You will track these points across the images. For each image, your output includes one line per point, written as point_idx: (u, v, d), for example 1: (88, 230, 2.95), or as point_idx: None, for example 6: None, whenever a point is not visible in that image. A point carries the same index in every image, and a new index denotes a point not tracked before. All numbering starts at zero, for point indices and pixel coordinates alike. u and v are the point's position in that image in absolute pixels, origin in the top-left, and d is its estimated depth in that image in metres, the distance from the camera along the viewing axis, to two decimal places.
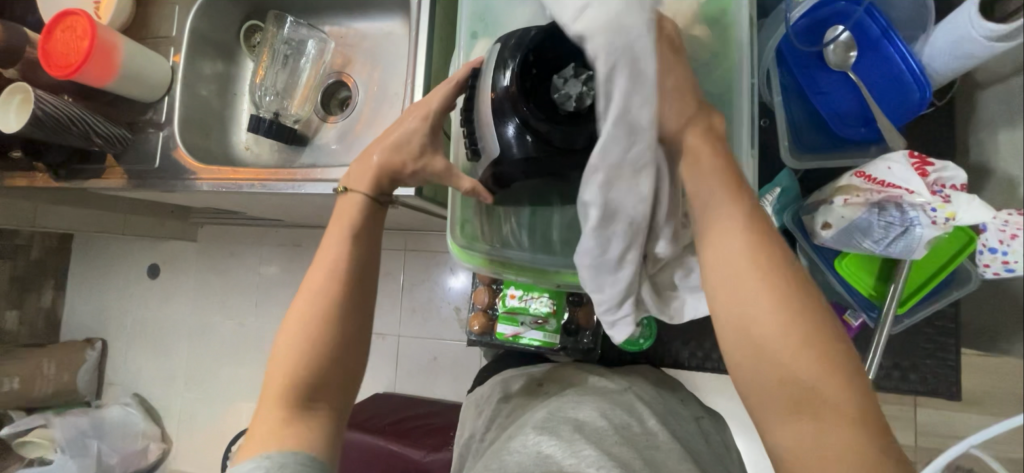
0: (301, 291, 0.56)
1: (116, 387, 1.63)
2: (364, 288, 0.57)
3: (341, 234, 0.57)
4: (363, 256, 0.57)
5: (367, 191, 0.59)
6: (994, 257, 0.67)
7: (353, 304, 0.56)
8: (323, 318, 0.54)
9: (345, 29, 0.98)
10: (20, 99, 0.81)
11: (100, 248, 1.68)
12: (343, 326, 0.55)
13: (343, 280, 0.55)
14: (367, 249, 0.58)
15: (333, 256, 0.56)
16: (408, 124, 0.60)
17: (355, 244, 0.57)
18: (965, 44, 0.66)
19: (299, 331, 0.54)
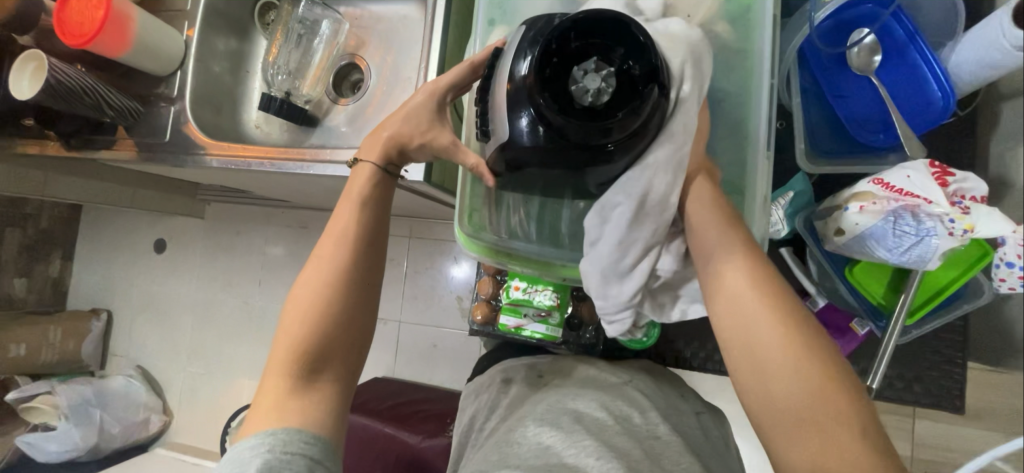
0: (311, 261, 0.56)
1: (120, 359, 1.66)
2: (372, 262, 0.57)
3: (353, 205, 0.57)
4: (372, 231, 0.57)
5: (378, 161, 0.59)
6: (1011, 272, 0.63)
7: (360, 277, 0.56)
8: (330, 289, 0.54)
9: (360, 11, 0.97)
10: (34, 66, 0.81)
11: (107, 221, 1.69)
12: (349, 298, 0.55)
13: (352, 252, 0.55)
14: (377, 222, 0.58)
15: (343, 226, 0.56)
16: (416, 100, 0.60)
17: (366, 217, 0.57)
18: (993, 52, 0.64)
19: (305, 301, 0.54)
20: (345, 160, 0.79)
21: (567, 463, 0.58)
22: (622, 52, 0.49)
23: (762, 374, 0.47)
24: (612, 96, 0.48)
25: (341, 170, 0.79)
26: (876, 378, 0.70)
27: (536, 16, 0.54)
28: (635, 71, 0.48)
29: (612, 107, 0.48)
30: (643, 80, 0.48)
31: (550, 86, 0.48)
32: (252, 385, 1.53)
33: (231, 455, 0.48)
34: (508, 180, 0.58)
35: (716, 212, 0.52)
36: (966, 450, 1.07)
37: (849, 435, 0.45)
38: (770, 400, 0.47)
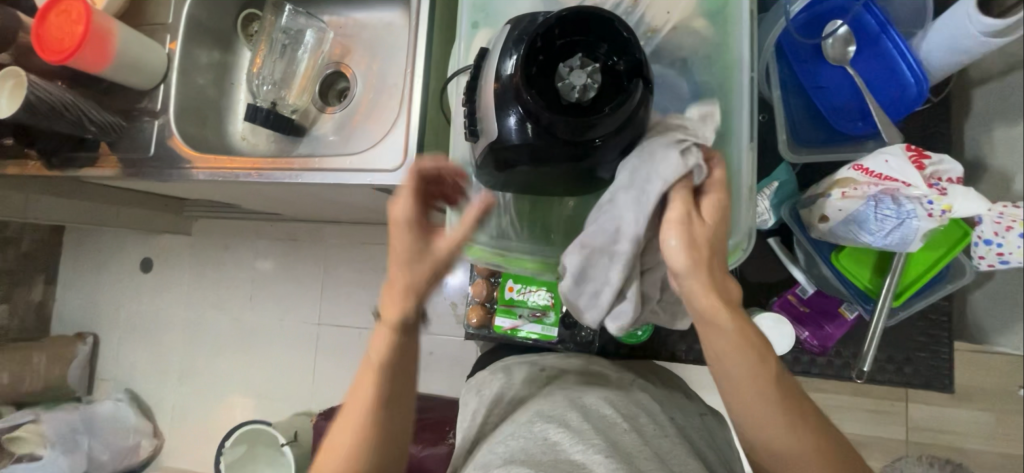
0: (343, 412, 0.56)
1: (108, 382, 1.62)
2: (400, 411, 0.56)
3: (378, 361, 0.55)
4: (399, 357, 0.56)
5: (390, 309, 0.55)
6: (990, 248, 0.72)
7: (394, 404, 0.55)
8: (360, 446, 0.54)
9: (344, 19, 0.97)
10: (12, 84, 0.80)
11: (91, 242, 1.66)
12: (387, 432, 0.55)
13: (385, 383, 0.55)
14: (402, 351, 0.56)
15: (370, 385, 0.55)
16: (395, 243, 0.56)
17: (394, 347, 0.55)
18: (962, 39, 0.67)
19: (347, 439, 0.55)
20: (333, 167, 0.79)
21: (574, 461, 0.58)
22: (606, 48, 0.50)
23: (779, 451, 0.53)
24: (598, 92, 0.49)
25: (330, 177, 0.79)
26: (868, 358, 0.71)
27: (522, 14, 0.55)
28: (620, 66, 0.49)
29: (599, 102, 0.49)
30: (628, 76, 0.49)
31: (535, 84, 0.48)
32: (245, 402, 1.50)
33: None
34: (498, 178, 0.58)
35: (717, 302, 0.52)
36: (958, 431, 1.09)
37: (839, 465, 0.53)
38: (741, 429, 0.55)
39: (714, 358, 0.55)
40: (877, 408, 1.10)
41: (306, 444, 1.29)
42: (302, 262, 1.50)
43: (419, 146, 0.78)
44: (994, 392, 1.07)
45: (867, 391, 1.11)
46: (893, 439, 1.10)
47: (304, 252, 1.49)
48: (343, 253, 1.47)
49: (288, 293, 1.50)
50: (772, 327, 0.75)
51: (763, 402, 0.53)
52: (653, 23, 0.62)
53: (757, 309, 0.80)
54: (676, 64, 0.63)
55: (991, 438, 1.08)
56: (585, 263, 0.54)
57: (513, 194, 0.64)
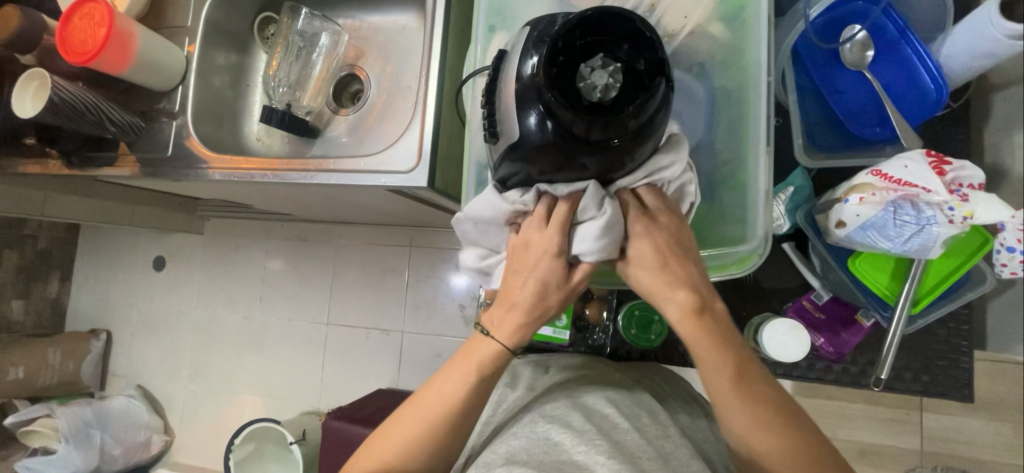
0: (425, 392, 0.62)
1: (120, 378, 1.64)
2: (465, 420, 0.61)
3: (467, 374, 0.61)
4: (497, 367, 0.62)
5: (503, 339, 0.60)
6: (1012, 255, 0.69)
7: (471, 409, 0.61)
8: (427, 433, 0.60)
9: (358, 22, 0.98)
10: (36, 85, 0.82)
11: (107, 240, 1.69)
12: (456, 426, 0.60)
13: (480, 383, 0.61)
14: (494, 369, 0.61)
15: (454, 389, 0.60)
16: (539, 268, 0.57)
17: (494, 358, 0.61)
18: (984, 44, 0.66)
19: (427, 415, 0.60)
20: (348, 169, 0.80)
21: (576, 461, 0.57)
22: (627, 48, 0.50)
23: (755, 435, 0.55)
24: (619, 91, 0.49)
25: (344, 180, 0.79)
26: (886, 366, 0.71)
27: (540, 16, 0.55)
28: (641, 65, 0.50)
29: (620, 102, 0.49)
30: (649, 75, 0.49)
31: (557, 83, 0.48)
32: (254, 401, 1.51)
33: None
34: (515, 175, 0.56)
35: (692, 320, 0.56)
36: (975, 442, 1.07)
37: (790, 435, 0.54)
38: (751, 453, 0.56)
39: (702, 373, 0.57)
40: (890, 416, 1.09)
41: (313, 443, 1.29)
42: (311, 262, 1.51)
43: (434, 147, 0.78)
44: (1012, 403, 1.05)
45: (881, 399, 1.09)
46: (906, 448, 1.09)
47: (314, 252, 1.50)
48: (352, 254, 1.48)
49: (298, 293, 1.51)
50: (787, 333, 0.74)
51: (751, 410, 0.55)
52: (670, 28, 0.62)
53: (770, 314, 0.79)
54: (693, 69, 0.63)
55: (1010, 450, 1.06)
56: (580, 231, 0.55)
57: None
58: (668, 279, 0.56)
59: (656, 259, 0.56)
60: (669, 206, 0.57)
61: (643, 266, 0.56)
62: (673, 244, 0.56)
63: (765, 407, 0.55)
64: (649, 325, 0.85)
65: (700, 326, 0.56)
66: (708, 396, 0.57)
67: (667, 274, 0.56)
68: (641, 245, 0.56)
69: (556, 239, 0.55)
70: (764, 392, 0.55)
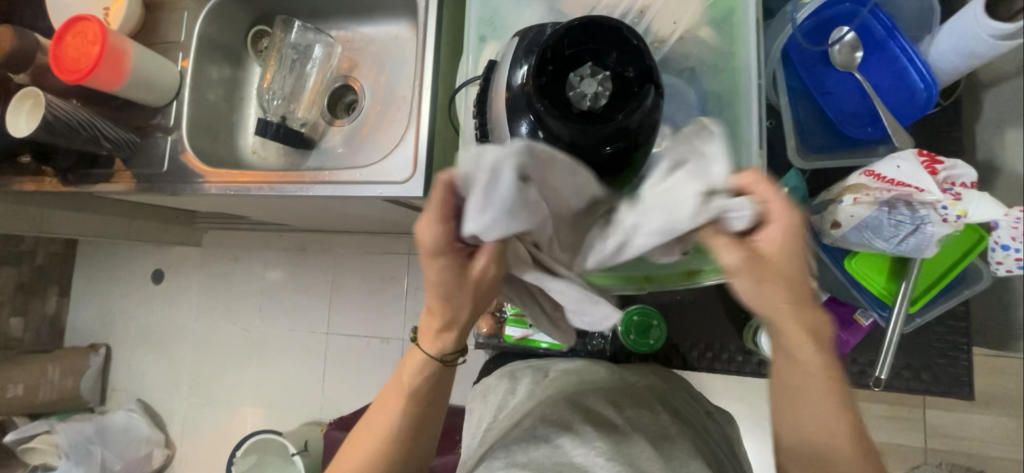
0: (366, 418, 0.56)
1: (120, 393, 1.63)
2: (416, 438, 0.55)
3: (401, 392, 0.54)
4: (437, 382, 0.55)
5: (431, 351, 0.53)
6: (1008, 254, 0.69)
7: (419, 430, 0.55)
8: (373, 463, 0.54)
9: (351, 33, 0.99)
10: (30, 103, 0.82)
11: (104, 254, 1.68)
12: (404, 447, 0.55)
13: (422, 403, 0.55)
14: (436, 385, 0.55)
15: (391, 411, 0.54)
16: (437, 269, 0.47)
17: (426, 373, 0.53)
18: (971, 45, 0.67)
19: (370, 443, 0.55)
20: (343, 180, 0.80)
21: (575, 463, 0.57)
22: (616, 56, 0.51)
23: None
24: (609, 99, 0.50)
25: (339, 191, 0.79)
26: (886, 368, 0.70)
27: (529, 26, 0.56)
28: (630, 73, 0.50)
29: (610, 110, 0.50)
30: (638, 82, 0.50)
31: (547, 92, 0.49)
32: (255, 412, 1.51)
33: None
34: None
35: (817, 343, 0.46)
36: (977, 437, 1.07)
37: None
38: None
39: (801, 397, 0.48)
40: (891, 413, 1.09)
41: (315, 453, 1.29)
42: (310, 272, 1.51)
43: (429, 157, 0.78)
44: (1014, 398, 1.05)
45: (882, 397, 1.09)
46: (909, 446, 1.08)
47: (313, 262, 1.50)
48: (351, 262, 1.48)
49: (298, 303, 1.51)
50: None
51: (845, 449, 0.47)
52: (660, 34, 0.63)
53: None
54: (683, 74, 0.63)
55: (1013, 445, 1.06)
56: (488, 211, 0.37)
57: None
58: (790, 291, 0.45)
59: (783, 268, 0.44)
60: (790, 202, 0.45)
61: (770, 275, 0.44)
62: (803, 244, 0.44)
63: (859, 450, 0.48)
64: (649, 329, 0.84)
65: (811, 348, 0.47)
66: (795, 426, 0.49)
67: (791, 285, 0.45)
68: (775, 234, 0.43)
69: (435, 234, 0.44)
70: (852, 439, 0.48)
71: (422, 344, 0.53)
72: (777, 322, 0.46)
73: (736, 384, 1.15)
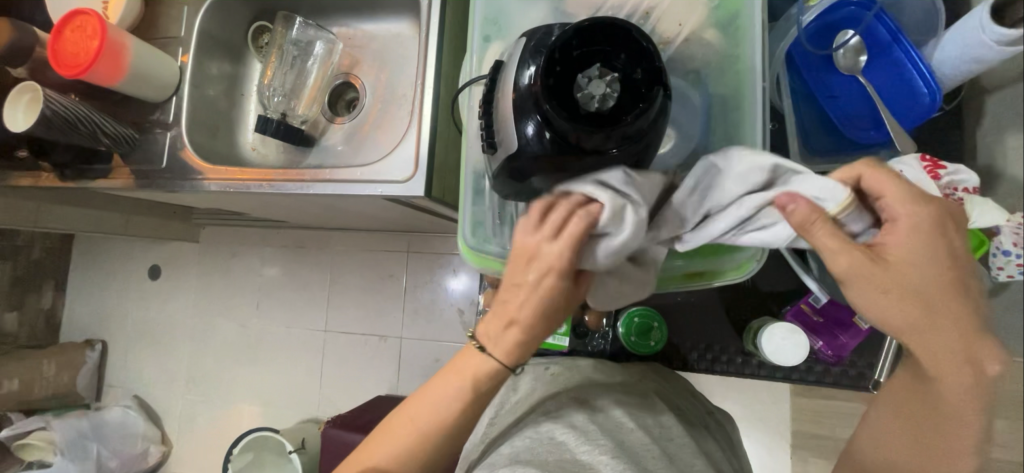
0: (416, 405, 0.59)
1: (116, 389, 1.62)
2: (463, 432, 0.60)
3: (460, 394, 0.57)
4: (489, 388, 0.58)
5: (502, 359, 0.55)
6: (1009, 259, 0.70)
7: (461, 427, 0.59)
8: (421, 445, 0.58)
9: (353, 30, 0.98)
10: (29, 98, 0.81)
11: (101, 249, 1.67)
12: (450, 440, 0.59)
13: (471, 405, 0.58)
14: (488, 392, 0.58)
15: (447, 407, 0.57)
16: (537, 279, 0.50)
17: (486, 379, 0.57)
18: (975, 49, 0.66)
19: (421, 427, 0.58)
20: (344, 178, 0.79)
21: (580, 461, 0.57)
22: (624, 57, 0.50)
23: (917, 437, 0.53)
24: (617, 101, 0.50)
25: (340, 189, 0.79)
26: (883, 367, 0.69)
27: (536, 26, 0.55)
28: (638, 74, 0.50)
29: (618, 111, 0.49)
30: (646, 84, 0.49)
31: (555, 94, 0.49)
32: (251, 409, 1.50)
33: None
34: (510, 185, 0.57)
35: (951, 334, 0.49)
36: None
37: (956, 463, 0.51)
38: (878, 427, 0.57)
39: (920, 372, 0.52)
40: None
41: (312, 451, 1.29)
42: (308, 269, 1.50)
43: (430, 156, 0.78)
44: None
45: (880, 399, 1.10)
46: None
47: (311, 259, 1.50)
48: (349, 260, 1.47)
49: (295, 301, 1.50)
50: (786, 337, 0.75)
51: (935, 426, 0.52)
52: (665, 35, 0.62)
53: (770, 318, 0.80)
54: (689, 76, 0.63)
55: None
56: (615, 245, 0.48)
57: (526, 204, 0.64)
58: (913, 292, 0.48)
59: (908, 267, 0.47)
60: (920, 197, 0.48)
61: (893, 271, 0.47)
62: (939, 249, 0.48)
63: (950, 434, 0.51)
64: (648, 330, 0.83)
65: (926, 351, 0.50)
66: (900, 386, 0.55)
67: (917, 287, 0.48)
68: (898, 241, 0.47)
69: (568, 256, 0.48)
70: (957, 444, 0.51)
71: (489, 348, 0.56)
72: (891, 319, 0.49)
73: (734, 385, 1.16)
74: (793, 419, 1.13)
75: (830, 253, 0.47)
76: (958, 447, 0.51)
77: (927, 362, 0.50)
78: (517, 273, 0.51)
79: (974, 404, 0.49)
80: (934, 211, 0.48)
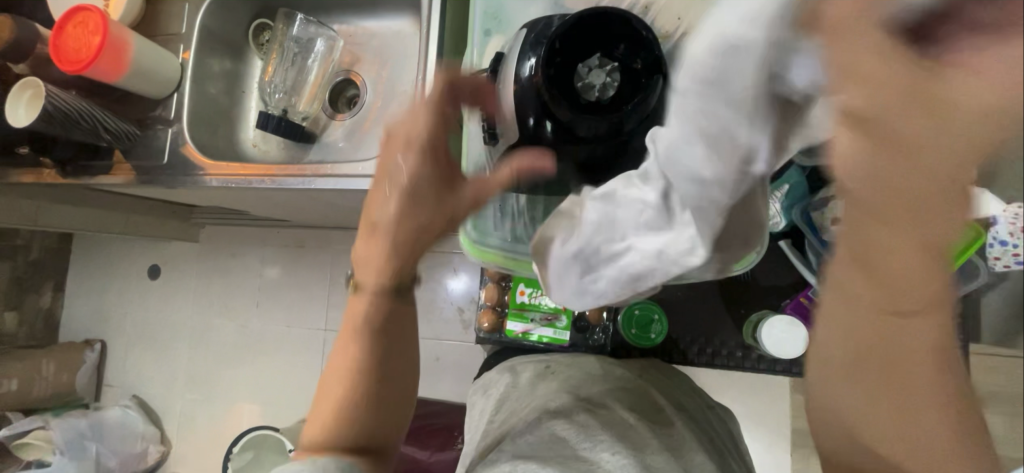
0: (325, 375, 0.52)
1: (115, 389, 1.62)
2: (390, 357, 0.51)
3: (356, 325, 0.51)
4: (389, 318, 0.52)
5: (381, 275, 0.51)
6: (1004, 249, 0.71)
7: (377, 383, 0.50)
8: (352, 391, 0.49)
9: (353, 27, 0.98)
10: (30, 93, 0.81)
11: (100, 250, 1.67)
12: (378, 367, 0.50)
13: (377, 333, 0.51)
14: (388, 329, 0.52)
15: (354, 345, 0.51)
16: (404, 165, 0.51)
17: (377, 312, 0.51)
18: None
19: (343, 377, 0.50)
20: (345, 173, 0.80)
21: (581, 456, 0.58)
22: (624, 47, 0.51)
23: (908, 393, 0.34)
24: (617, 90, 0.51)
25: (341, 183, 0.79)
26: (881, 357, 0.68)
27: (536, 18, 0.56)
28: (638, 65, 0.50)
29: (618, 100, 0.50)
30: (646, 73, 0.50)
31: (554, 82, 0.50)
32: (251, 408, 1.50)
33: None
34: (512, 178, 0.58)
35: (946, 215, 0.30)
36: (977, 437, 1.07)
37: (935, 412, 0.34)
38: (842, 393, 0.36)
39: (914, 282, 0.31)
40: None
41: None
42: (307, 268, 1.51)
43: None
44: None
45: None
46: None
47: (310, 258, 1.50)
48: (349, 259, 1.48)
49: (295, 300, 1.51)
50: (784, 329, 0.76)
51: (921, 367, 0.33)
52: (665, 28, 0.63)
53: (768, 311, 0.81)
54: None
55: None
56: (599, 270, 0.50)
57: (527, 197, 0.64)
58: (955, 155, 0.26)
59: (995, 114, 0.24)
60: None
61: (955, 129, 0.25)
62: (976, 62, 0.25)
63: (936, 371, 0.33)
64: (648, 323, 0.86)
65: (940, 276, 0.29)
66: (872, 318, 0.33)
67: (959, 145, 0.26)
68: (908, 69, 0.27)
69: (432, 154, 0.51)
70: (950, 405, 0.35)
71: (366, 280, 0.52)
72: (921, 229, 0.27)
73: (734, 382, 1.16)
74: (793, 416, 1.14)
75: (860, 68, 0.26)
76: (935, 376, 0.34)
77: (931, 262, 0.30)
78: (387, 170, 0.53)
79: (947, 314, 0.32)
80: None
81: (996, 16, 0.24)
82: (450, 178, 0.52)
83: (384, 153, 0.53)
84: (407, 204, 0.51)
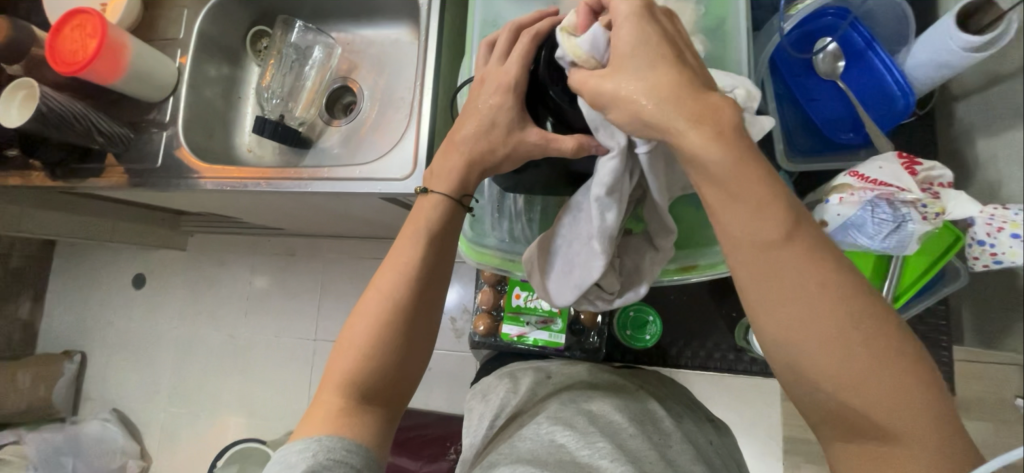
0: (370, 287, 0.54)
1: (94, 402, 1.57)
2: (434, 288, 0.54)
3: (416, 238, 0.54)
4: (443, 235, 0.55)
5: (448, 191, 0.56)
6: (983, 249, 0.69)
7: (418, 307, 0.53)
8: (394, 308, 0.52)
9: (351, 36, 1.00)
10: (24, 94, 0.81)
11: (85, 258, 1.64)
12: (428, 291, 0.54)
13: (431, 254, 0.54)
14: (439, 254, 0.55)
15: (406, 258, 0.53)
16: (487, 102, 0.53)
17: (439, 219, 0.55)
18: (943, 55, 0.70)
19: (387, 290, 0.53)
20: (342, 177, 0.80)
21: (580, 462, 0.58)
22: None
23: (851, 374, 0.38)
24: None
25: (338, 186, 0.80)
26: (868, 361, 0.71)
27: (547, 13, 0.57)
28: None
29: None
30: None
31: (560, 79, 0.51)
32: (236, 422, 1.46)
33: (279, 459, 0.48)
34: (509, 180, 0.60)
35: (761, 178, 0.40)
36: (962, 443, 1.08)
37: (891, 389, 0.38)
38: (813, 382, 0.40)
39: (791, 272, 0.39)
40: None
41: None
42: (297, 278, 1.49)
43: (429, 154, 0.80)
44: None
45: None
46: None
47: (301, 267, 1.49)
48: (341, 268, 1.47)
49: (285, 310, 1.49)
50: None
51: (854, 351, 0.38)
52: None
53: None
54: None
55: None
56: (572, 283, 0.54)
57: (524, 198, 0.66)
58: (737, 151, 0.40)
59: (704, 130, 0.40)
60: (642, 37, 0.43)
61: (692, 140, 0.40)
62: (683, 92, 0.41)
63: (873, 351, 0.38)
64: (643, 325, 0.87)
65: (806, 264, 0.39)
66: (795, 305, 0.39)
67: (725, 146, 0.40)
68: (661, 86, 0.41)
69: (517, 74, 0.53)
70: (871, 330, 0.38)
71: (434, 188, 0.56)
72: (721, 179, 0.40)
73: (725, 390, 1.17)
74: (784, 422, 1.15)
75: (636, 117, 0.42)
76: (877, 356, 0.38)
77: (786, 249, 0.39)
78: (468, 111, 0.55)
79: (844, 300, 0.39)
80: (643, 37, 0.43)
81: (640, 70, 0.42)
82: (524, 115, 0.53)
83: (471, 96, 0.55)
84: (474, 139, 0.54)
